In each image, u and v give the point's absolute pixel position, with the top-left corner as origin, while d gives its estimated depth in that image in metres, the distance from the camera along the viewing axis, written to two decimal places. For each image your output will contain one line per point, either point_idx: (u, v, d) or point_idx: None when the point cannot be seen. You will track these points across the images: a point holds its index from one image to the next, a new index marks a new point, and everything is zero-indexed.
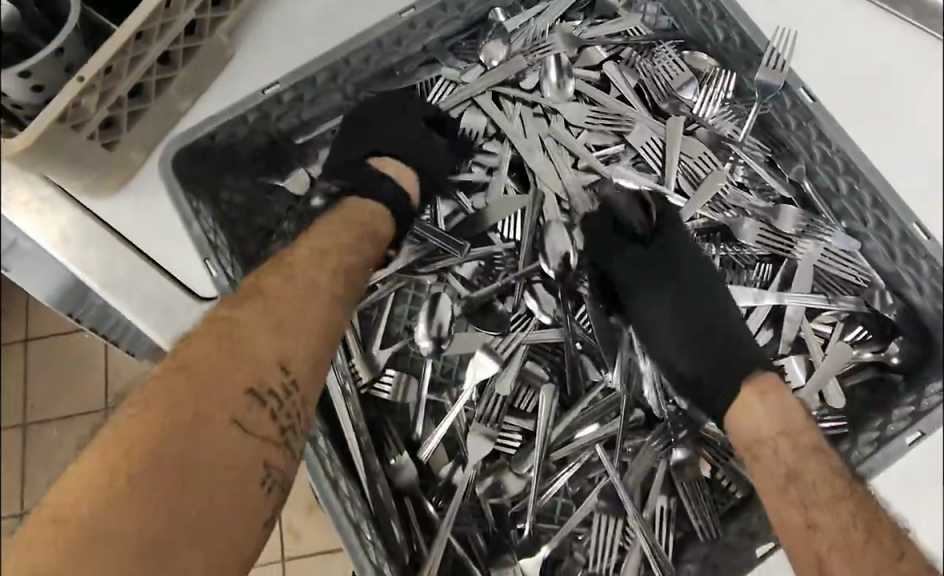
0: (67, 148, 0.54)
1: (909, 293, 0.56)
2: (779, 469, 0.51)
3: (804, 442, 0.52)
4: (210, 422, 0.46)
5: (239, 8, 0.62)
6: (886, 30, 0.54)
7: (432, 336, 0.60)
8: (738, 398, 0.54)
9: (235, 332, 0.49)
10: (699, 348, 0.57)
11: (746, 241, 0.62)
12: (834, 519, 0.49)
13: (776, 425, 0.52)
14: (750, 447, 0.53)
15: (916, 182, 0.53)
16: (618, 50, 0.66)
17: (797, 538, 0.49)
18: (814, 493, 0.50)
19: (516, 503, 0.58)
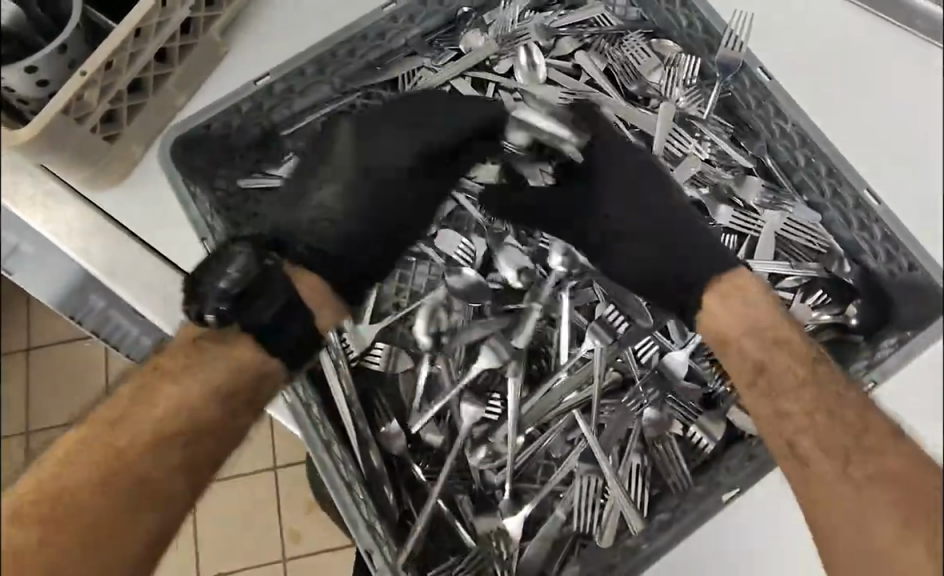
0: (69, 139, 0.57)
1: (865, 258, 0.60)
2: (747, 364, 0.56)
3: (777, 331, 0.56)
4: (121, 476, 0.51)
5: (231, 7, 0.66)
6: (856, 22, 0.56)
7: (431, 331, 0.64)
8: (702, 305, 0.58)
9: (127, 433, 0.51)
10: (656, 241, 0.62)
11: (721, 220, 0.65)
12: (802, 401, 0.53)
13: (738, 324, 0.56)
14: (722, 345, 0.57)
15: (877, 159, 0.55)
16: (590, 40, 0.70)
17: (772, 427, 0.54)
18: (782, 384, 0.54)
19: (499, 476, 0.62)
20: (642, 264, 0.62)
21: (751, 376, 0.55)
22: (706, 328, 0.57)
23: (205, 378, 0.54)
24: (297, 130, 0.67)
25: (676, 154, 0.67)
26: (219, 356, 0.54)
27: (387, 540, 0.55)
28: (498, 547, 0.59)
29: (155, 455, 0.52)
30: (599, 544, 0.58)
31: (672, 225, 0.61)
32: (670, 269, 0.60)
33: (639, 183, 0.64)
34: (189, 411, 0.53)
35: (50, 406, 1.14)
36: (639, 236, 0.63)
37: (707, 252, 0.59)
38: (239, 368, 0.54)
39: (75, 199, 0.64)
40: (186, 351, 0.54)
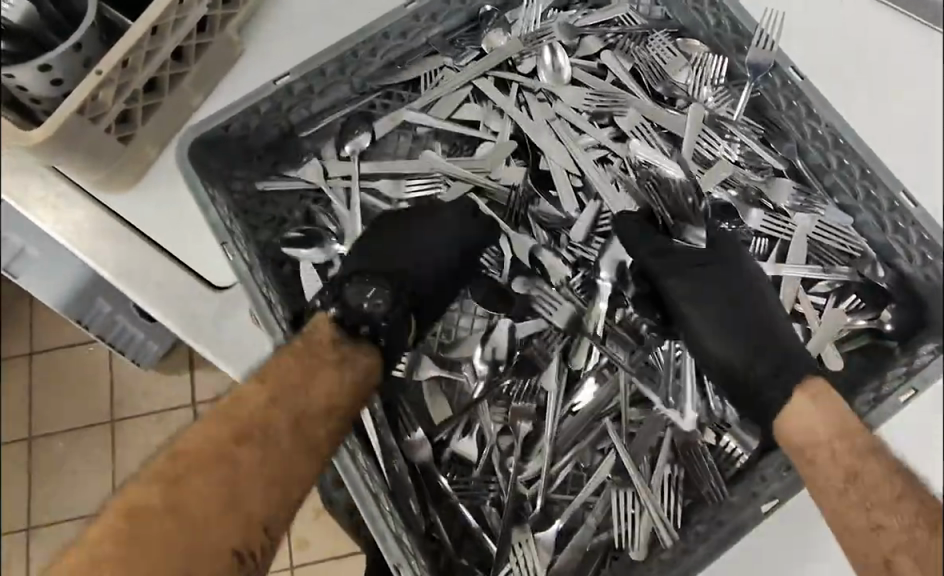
0: (83, 139, 0.56)
1: (899, 262, 0.59)
2: (836, 471, 0.50)
3: (857, 443, 0.50)
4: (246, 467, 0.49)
5: (248, 5, 0.64)
6: (881, 20, 0.57)
7: (488, 359, 0.61)
8: (790, 403, 0.54)
9: (255, 422, 0.51)
10: (733, 334, 0.60)
11: (752, 224, 0.64)
12: (898, 519, 0.48)
13: (832, 429, 0.51)
14: (806, 452, 0.51)
15: (913, 159, 0.54)
16: (613, 40, 0.68)
17: (861, 540, 0.48)
18: (876, 494, 0.49)
19: (530, 488, 0.60)
20: (712, 351, 0.60)
21: (840, 489, 0.49)
22: (785, 426, 0.54)
23: (316, 385, 0.53)
24: (316, 131, 0.65)
25: (706, 156, 0.65)
26: (328, 368, 0.54)
27: (414, 553, 0.53)
28: (528, 562, 0.58)
29: (278, 446, 0.50)
30: (632, 558, 0.56)
31: (765, 325, 0.59)
32: (743, 365, 0.58)
33: (720, 276, 0.62)
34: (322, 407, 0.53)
35: (54, 411, 1.12)
36: (721, 333, 0.60)
37: (791, 355, 0.57)
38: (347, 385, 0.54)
39: (85, 199, 0.62)
40: (300, 360, 0.54)
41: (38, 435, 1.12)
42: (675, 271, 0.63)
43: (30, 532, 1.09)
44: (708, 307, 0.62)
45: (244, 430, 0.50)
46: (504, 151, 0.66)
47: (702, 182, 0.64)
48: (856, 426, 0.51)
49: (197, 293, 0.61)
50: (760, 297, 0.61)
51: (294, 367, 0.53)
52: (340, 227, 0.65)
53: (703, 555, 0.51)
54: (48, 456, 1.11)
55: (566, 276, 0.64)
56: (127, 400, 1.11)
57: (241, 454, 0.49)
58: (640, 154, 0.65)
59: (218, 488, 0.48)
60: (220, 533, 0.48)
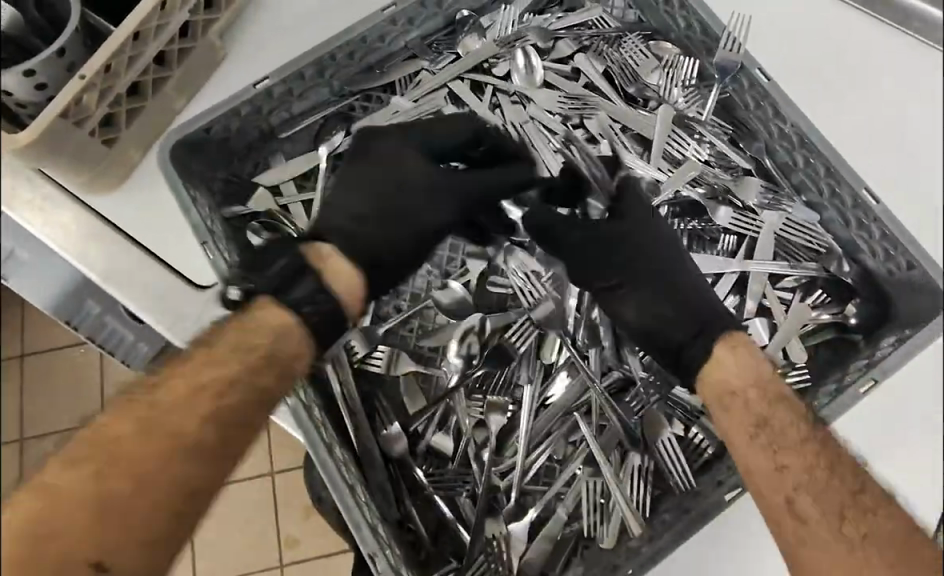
0: (67, 142, 0.57)
1: (864, 257, 0.61)
2: (749, 416, 0.55)
3: (770, 390, 0.56)
4: (180, 436, 0.50)
5: (230, 10, 0.65)
6: (848, 19, 0.58)
7: (463, 354, 0.63)
8: (712, 355, 0.58)
9: (187, 393, 0.51)
10: (650, 302, 0.61)
11: (721, 223, 0.65)
12: (800, 459, 0.52)
13: (748, 379, 0.56)
14: (722, 400, 0.56)
15: (875, 159, 0.56)
16: (588, 43, 0.70)
17: (768, 479, 0.52)
18: (783, 438, 0.53)
19: (503, 479, 0.62)
20: (630, 319, 0.61)
21: (753, 434, 0.54)
22: (708, 380, 0.57)
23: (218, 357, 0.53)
24: (296, 132, 0.67)
25: (677, 156, 0.67)
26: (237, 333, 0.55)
27: (389, 543, 0.55)
28: (498, 548, 0.59)
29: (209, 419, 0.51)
30: (601, 546, 0.58)
31: (683, 284, 0.61)
32: (666, 329, 0.60)
33: (631, 246, 0.62)
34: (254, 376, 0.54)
35: (47, 413, 1.14)
36: (640, 300, 0.61)
37: (710, 308, 0.60)
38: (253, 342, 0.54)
39: (73, 203, 0.63)
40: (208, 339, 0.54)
41: (30, 437, 1.14)
42: (592, 261, 0.63)
43: None
44: (624, 274, 0.63)
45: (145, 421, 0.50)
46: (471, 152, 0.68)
47: (670, 183, 0.66)
48: (769, 374, 0.56)
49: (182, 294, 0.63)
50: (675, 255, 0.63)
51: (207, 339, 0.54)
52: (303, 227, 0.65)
53: (668, 541, 0.53)
54: (42, 456, 1.13)
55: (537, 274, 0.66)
56: None
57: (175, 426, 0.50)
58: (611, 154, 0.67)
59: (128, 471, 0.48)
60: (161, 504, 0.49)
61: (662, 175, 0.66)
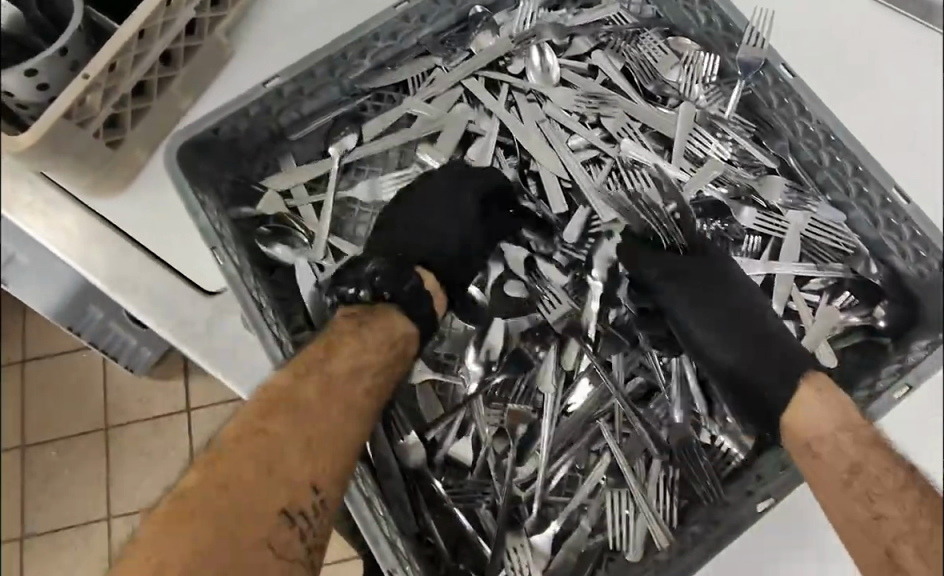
0: (71, 145, 0.55)
1: (892, 258, 0.58)
2: (842, 463, 0.50)
3: (862, 433, 0.51)
4: (311, 421, 0.52)
5: (237, 7, 0.64)
6: (875, 18, 0.57)
7: (481, 360, 0.61)
8: (795, 399, 0.54)
9: (313, 379, 0.53)
10: (731, 337, 0.59)
11: (745, 224, 0.64)
12: (898, 510, 0.49)
13: (835, 421, 0.52)
14: (811, 442, 0.52)
15: (900, 160, 0.55)
16: (605, 39, 0.68)
17: (864, 533, 0.49)
18: (879, 486, 0.49)
19: (525, 490, 0.60)
20: (715, 357, 0.59)
21: (843, 481, 0.50)
22: (793, 423, 0.54)
23: (362, 345, 0.55)
24: (307, 134, 0.65)
25: (698, 156, 0.65)
26: (377, 322, 0.57)
27: (409, 558, 0.53)
28: (518, 558, 0.58)
29: (338, 409, 0.53)
30: (628, 560, 0.56)
31: (769, 329, 0.58)
32: (753, 366, 0.57)
33: (715, 285, 0.60)
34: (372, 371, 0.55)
35: (49, 419, 1.12)
36: (724, 337, 0.59)
37: (795, 351, 0.57)
38: (384, 345, 0.56)
39: (75, 205, 0.61)
40: (343, 324, 0.56)
41: (31, 443, 1.12)
42: (667, 275, 0.61)
43: (25, 539, 1.09)
44: (704, 314, 0.60)
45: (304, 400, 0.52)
46: (484, 150, 0.67)
47: (693, 182, 0.64)
48: (860, 419, 0.52)
49: (188, 299, 0.61)
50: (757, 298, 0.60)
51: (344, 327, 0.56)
52: (314, 230, 0.64)
53: (699, 556, 0.52)
54: (44, 463, 1.11)
55: (557, 279, 0.64)
56: (120, 408, 1.10)
57: (304, 413, 0.52)
58: (632, 153, 0.65)
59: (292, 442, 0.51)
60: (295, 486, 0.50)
61: (683, 174, 0.64)
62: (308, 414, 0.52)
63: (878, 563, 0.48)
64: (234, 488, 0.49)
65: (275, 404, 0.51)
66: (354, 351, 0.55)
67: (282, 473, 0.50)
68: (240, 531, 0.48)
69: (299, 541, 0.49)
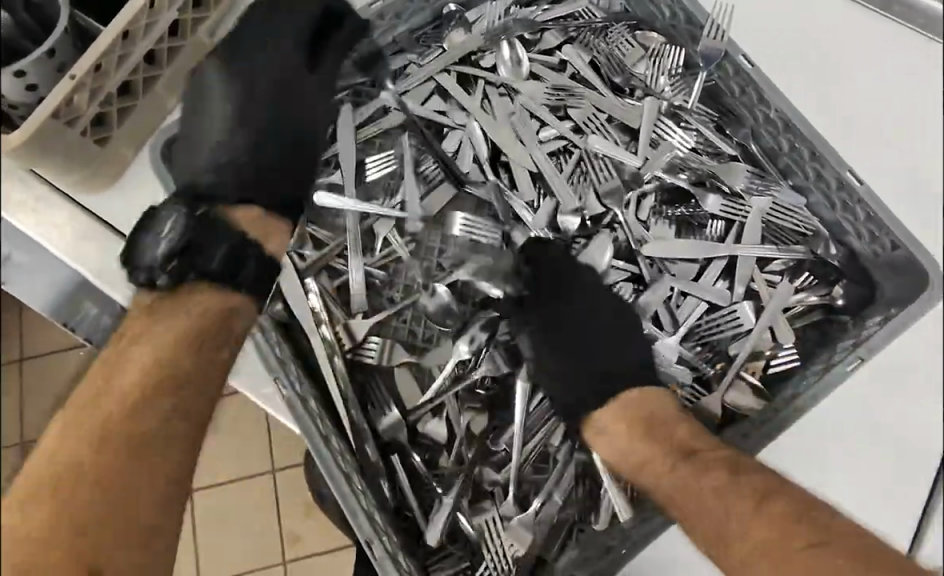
0: (59, 143, 0.57)
1: (849, 239, 0.61)
2: (662, 462, 0.57)
3: (676, 434, 0.58)
4: (122, 424, 0.53)
5: (219, 8, 0.66)
6: (854, 17, 0.58)
7: (471, 349, 0.64)
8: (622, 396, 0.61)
9: (118, 380, 0.53)
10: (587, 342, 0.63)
11: (710, 210, 0.66)
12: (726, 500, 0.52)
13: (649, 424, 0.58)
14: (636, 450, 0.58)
15: (878, 157, 0.57)
16: (574, 33, 0.70)
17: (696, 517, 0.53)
18: (709, 482, 0.53)
19: (502, 472, 0.62)
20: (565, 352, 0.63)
21: (671, 472, 0.56)
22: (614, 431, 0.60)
23: (157, 345, 0.55)
24: None
25: (665, 145, 0.67)
26: (176, 321, 0.56)
27: (387, 530, 0.56)
28: (493, 538, 0.60)
29: (151, 405, 0.54)
30: (596, 529, 0.59)
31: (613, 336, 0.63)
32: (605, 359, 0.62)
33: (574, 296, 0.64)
34: (182, 357, 0.56)
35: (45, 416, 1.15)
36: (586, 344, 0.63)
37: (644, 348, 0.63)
38: (201, 321, 0.56)
39: (66, 201, 0.63)
40: (139, 321, 0.56)
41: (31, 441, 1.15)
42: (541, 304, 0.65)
43: None
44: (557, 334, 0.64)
45: (92, 414, 0.52)
46: (453, 142, 0.69)
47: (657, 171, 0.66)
48: (675, 424, 0.58)
49: None
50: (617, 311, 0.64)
51: (137, 326, 0.55)
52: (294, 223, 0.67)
53: (661, 521, 0.56)
54: None
55: None
56: None
57: (116, 414, 0.53)
58: (600, 144, 0.67)
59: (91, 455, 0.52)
60: (129, 482, 0.52)
61: (647, 164, 0.67)
62: (120, 419, 0.53)
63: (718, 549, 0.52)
64: (69, 487, 0.50)
65: (88, 411, 0.53)
66: (165, 346, 0.55)
67: (99, 476, 0.51)
68: (91, 532, 0.51)
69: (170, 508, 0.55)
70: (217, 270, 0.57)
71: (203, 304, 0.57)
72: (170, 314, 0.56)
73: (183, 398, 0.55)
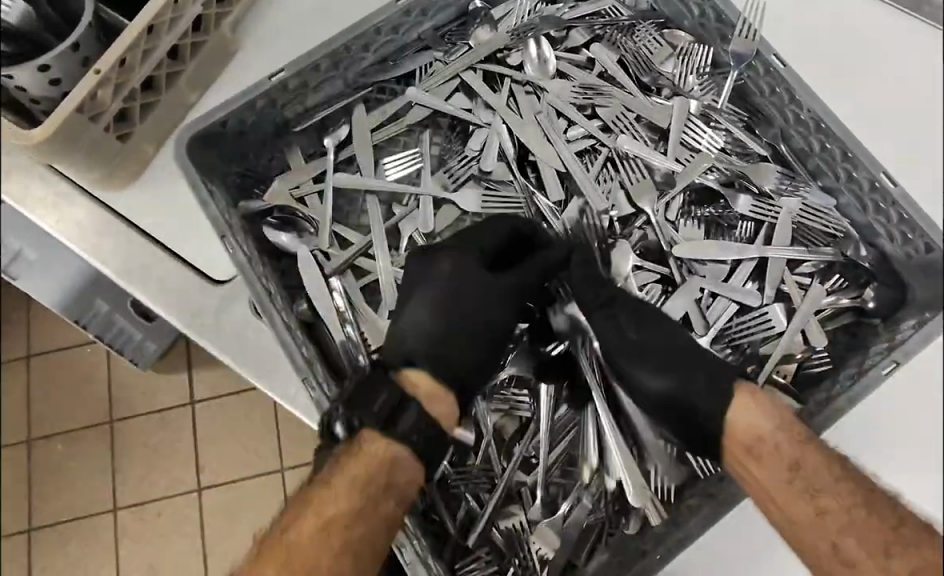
0: (83, 138, 0.57)
1: (880, 241, 0.61)
2: (783, 463, 0.55)
3: (797, 432, 0.55)
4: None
5: (242, 3, 0.65)
6: (875, 12, 0.59)
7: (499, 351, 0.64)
8: (736, 404, 0.57)
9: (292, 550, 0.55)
10: (665, 364, 0.59)
11: (741, 212, 0.65)
12: (838, 500, 0.54)
13: (769, 425, 0.56)
14: (750, 448, 0.56)
15: (911, 146, 0.57)
16: (599, 31, 0.70)
17: (803, 527, 0.54)
18: (820, 481, 0.54)
19: (529, 475, 0.62)
20: (653, 386, 0.60)
21: (788, 478, 0.55)
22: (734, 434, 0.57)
23: (344, 492, 0.56)
24: (310, 125, 0.66)
25: (693, 145, 0.67)
26: (347, 472, 0.56)
27: (416, 533, 0.58)
28: (522, 543, 0.60)
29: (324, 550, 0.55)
30: (626, 534, 0.59)
31: (692, 353, 0.59)
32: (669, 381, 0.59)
33: (648, 317, 0.60)
34: (348, 521, 0.56)
35: (52, 413, 1.14)
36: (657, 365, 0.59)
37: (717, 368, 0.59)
38: (366, 464, 0.56)
39: (86, 198, 0.63)
40: (357, 463, 0.56)
41: (36, 438, 1.13)
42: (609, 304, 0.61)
43: (32, 533, 1.11)
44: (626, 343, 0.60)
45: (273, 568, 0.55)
46: (479, 139, 0.68)
47: (686, 174, 0.66)
48: (792, 419, 0.56)
49: (200, 290, 0.62)
50: (674, 326, 0.60)
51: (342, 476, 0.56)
52: (318, 217, 0.65)
53: (698, 524, 0.54)
54: (50, 455, 1.13)
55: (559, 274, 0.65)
56: (125, 402, 1.12)
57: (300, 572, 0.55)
58: (628, 143, 0.67)
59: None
60: None
61: (677, 166, 0.66)
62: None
63: (826, 553, 0.54)
64: None
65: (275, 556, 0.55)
66: (358, 486, 0.56)
67: None
68: None
69: None
70: (378, 415, 0.56)
71: (374, 454, 0.56)
72: (360, 463, 0.56)
73: (384, 516, 0.56)
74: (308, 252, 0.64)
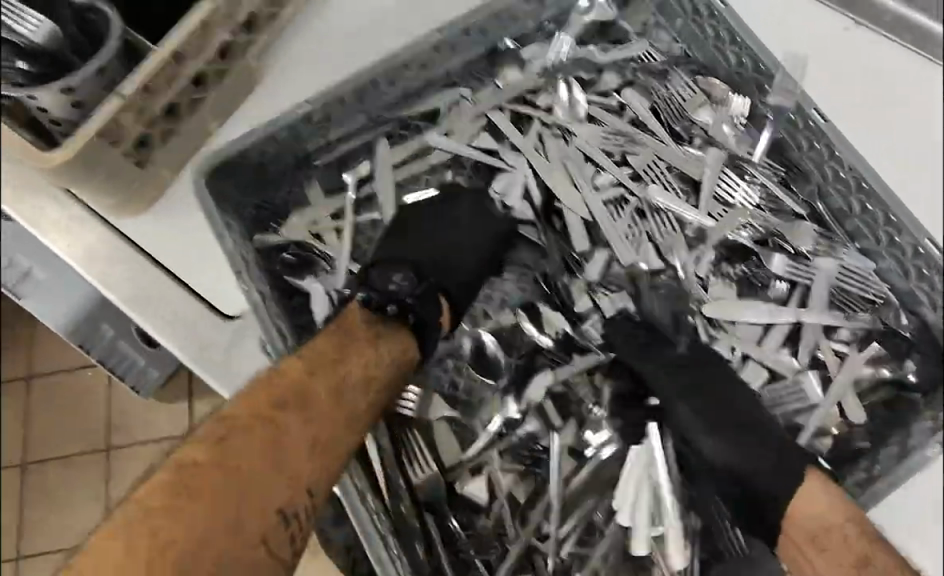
0: (105, 162, 0.55)
1: (922, 310, 0.56)
2: (849, 555, 0.52)
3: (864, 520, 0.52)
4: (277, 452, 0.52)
5: (270, 32, 0.63)
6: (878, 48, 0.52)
7: (521, 409, 0.61)
8: (801, 489, 0.56)
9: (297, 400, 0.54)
10: (733, 437, 0.60)
11: (776, 272, 0.63)
12: None
13: (838, 512, 0.53)
14: (817, 538, 0.54)
15: None
16: (633, 76, 0.68)
17: None
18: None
19: (545, 541, 0.59)
20: (711, 456, 0.60)
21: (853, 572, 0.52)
22: (795, 522, 0.56)
23: (347, 367, 0.56)
24: (332, 159, 0.64)
25: (726, 200, 0.65)
26: (357, 350, 0.57)
27: None
28: None
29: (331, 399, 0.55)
30: None
31: (761, 426, 0.59)
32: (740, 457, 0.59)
33: (722, 394, 0.61)
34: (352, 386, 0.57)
35: (50, 437, 1.11)
36: (723, 440, 0.60)
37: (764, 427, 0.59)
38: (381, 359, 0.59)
39: (100, 224, 0.60)
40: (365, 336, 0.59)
41: (32, 462, 1.11)
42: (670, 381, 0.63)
43: (20, 561, 1.07)
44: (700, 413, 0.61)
45: (266, 419, 0.52)
46: (511, 186, 0.67)
47: (718, 230, 0.64)
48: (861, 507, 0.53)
49: (211, 325, 0.60)
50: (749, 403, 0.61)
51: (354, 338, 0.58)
52: (334, 256, 0.64)
53: None
54: (44, 481, 1.10)
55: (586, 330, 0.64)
56: (124, 429, 1.09)
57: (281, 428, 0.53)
58: (660, 196, 0.65)
59: (248, 487, 0.51)
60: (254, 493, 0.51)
61: (710, 221, 0.64)
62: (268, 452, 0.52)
63: None
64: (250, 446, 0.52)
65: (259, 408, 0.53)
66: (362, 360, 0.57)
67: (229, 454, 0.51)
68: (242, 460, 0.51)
69: (287, 542, 0.51)
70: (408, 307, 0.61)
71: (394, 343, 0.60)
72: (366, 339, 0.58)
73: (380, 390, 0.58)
74: (323, 292, 0.63)
